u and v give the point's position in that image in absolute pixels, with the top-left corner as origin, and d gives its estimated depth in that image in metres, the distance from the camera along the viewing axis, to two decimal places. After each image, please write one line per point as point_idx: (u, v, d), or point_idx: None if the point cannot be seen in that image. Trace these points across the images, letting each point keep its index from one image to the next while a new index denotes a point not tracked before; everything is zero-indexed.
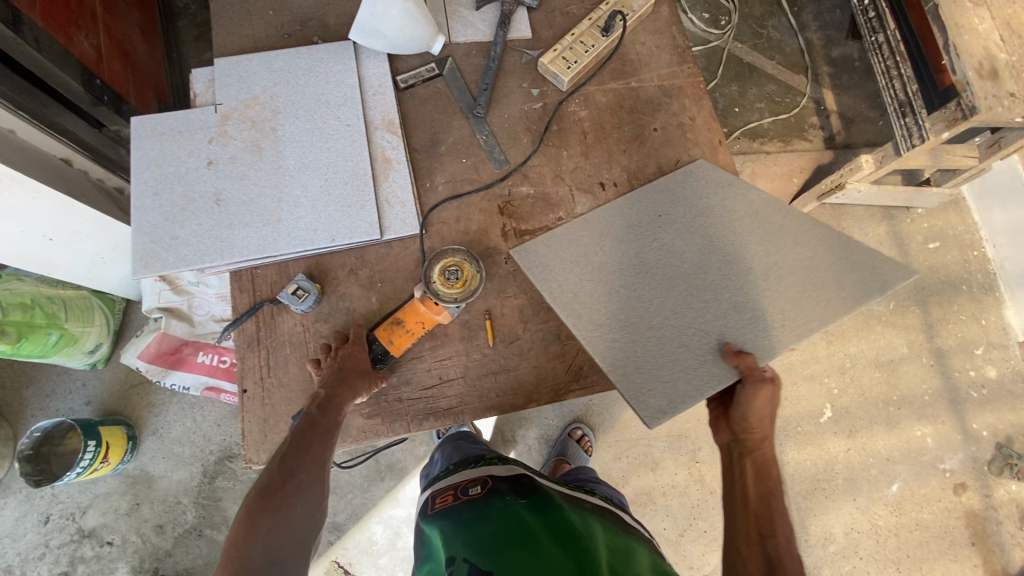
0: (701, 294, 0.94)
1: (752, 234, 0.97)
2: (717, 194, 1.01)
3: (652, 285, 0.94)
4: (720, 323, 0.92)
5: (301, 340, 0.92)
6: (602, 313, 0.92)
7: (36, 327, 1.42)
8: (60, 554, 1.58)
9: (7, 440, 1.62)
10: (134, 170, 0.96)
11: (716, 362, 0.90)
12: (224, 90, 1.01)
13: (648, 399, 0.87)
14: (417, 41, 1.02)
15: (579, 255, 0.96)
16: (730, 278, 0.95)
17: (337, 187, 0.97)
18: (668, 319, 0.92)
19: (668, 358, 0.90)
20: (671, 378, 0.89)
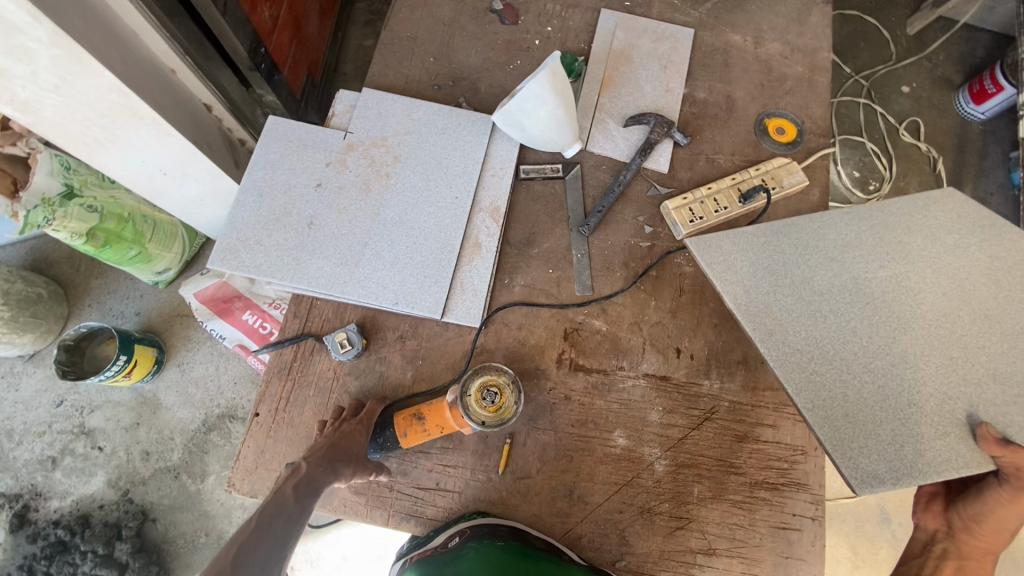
0: (930, 343, 0.84)
1: (1015, 305, 0.85)
2: (968, 233, 0.91)
3: (883, 331, 0.85)
4: (973, 391, 0.81)
5: (327, 387, 0.91)
6: (799, 335, 0.85)
7: (121, 238, 1.52)
8: (56, 440, 1.67)
9: (60, 317, 1.74)
10: (251, 166, 0.99)
11: (964, 439, 0.79)
12: (360, 121, 1.03)
13: (858, 457, 0.78)
14: (557, 140, 1.00)
15: (777, 267, 0.89)
16: (976, 342, 0.83)
17: (420, 253, 0.96)
18: (894, 365, 0.83)
19: (890, 412, 0.80)
20: (889, 437, 0.79)
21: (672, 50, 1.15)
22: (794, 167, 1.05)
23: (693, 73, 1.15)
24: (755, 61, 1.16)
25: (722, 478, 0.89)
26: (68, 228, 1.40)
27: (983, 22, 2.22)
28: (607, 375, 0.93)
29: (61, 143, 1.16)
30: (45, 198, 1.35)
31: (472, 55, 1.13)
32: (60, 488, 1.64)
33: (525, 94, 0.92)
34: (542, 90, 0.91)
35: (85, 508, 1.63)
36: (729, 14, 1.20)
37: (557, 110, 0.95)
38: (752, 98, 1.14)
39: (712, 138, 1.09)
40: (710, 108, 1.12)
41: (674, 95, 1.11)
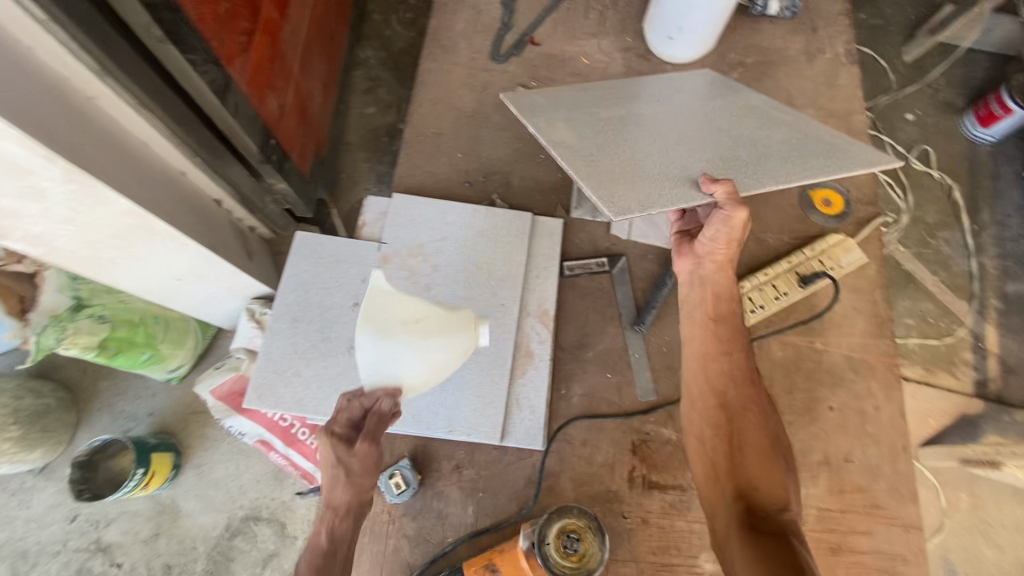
0: (679, 140, 0.85)
1: (743, 123, 0.90)
2: (715, 93, 1.00)
3: (665, 146, 0.83)
4: (693, 161, 0.82)
5: (383, 533, 0.83)
6: (586, 142, 0.82)
7: (133, 344, 1.45)
8: (71, 560, 1.57)
9: (69, 425, 1.65)
10: (283, 289, 0.94)
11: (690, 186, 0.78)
12: (392, 230, 0.98)
13: (618, 197, 0.73)
14: (455, 350, 0.83)
15: (570, 117, 0.86)
16: (717, 146, 0.85)
17: (470, 372, 0.90)
18: (652, 155, 0.82)
19: (632, 166, 0.79)
20: (642, 193, 0.75)
21: None
22: (851, 244, 1.01)
23: None
24: None
25: None
26: (77, 344, 1.33)
27: (980, 43, 2.21)
28: (683, 492, 0.87)
29: (75, 268, 1.10)
30: (53, 317, 1.30)
31: (501, 147, 1.08)
32: None
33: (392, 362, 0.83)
34: (370, 335, 0.80)
35: None
36: (757, 82, 1.17)
37: (418, 325, 0.81)
38: None
39: (759, 216, 1.05)
40: None
41: None
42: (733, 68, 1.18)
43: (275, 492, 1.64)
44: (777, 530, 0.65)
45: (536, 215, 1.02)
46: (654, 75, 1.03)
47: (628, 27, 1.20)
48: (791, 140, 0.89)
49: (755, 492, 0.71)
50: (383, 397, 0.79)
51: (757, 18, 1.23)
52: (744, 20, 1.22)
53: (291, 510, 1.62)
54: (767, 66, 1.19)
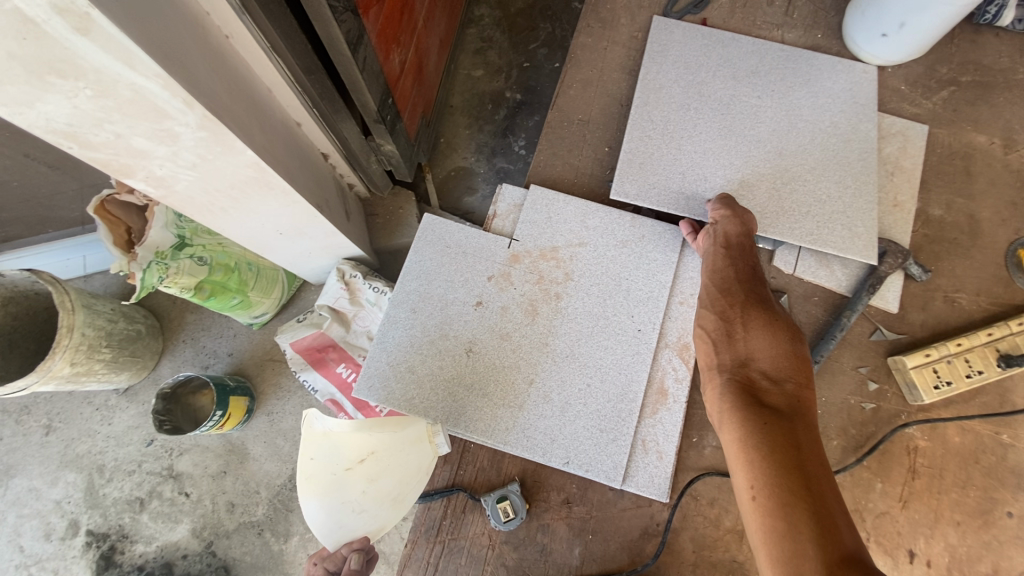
0: (743, 140, 0.91)
1: (819, 144, 0.92)
2: (853, 108, 0.95)
3: (707, 149, 0.91)
4: (716, 170, 0.89)
5: (481, 557, 0.77)
6: (656, 116, 0.93)
7: (226, 289, 1.44)
8: (145, 481, 1.63)
9: (154, 352, 1.69)
10: (404, 274, 0.87)
11: (690, 192, 0.88)
12: (526, 227, 0.88)
13: (625, 175, 0.89)
14: (412, 471, 0.74)
15: (677, 82, 0.96)
16: (748, 163, 0.90)
17: (594, 401, 0.81)
18: (691, 148, 0.91)
19: (667, 151, 0.91)
20: (651, 172, 0.89)
21: (902, 153, 0.94)
22: None
23: (925, 181, 0.94)
24: (1005, 171, 0.94)
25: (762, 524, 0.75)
26: (178, 283, 1.32)
27: None
28: None
29: (187, 211, 1.06)
30: (159, 254, 1.26)
31: None
32: (147, 531, 1.60)
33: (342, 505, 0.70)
34: (315, 500, 0.68)
35: (169, 556, 1.58)
36: (971, 107, 0.98)
37: (366, 463, 0.71)
38: (1001, 220, 0.92)
39: (952, 272, 0.88)
40: (948, 230, 0.91)
41: (905, 211, 0.90)
42: (942, 87, 0.99)
43: None
44: (779, 408, 0.63)
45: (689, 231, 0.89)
46: (822, 56, 1.00)
47: (820, 22, 1.03)
48: (839, 178, 0.89)
49: (754, 360, 0.69)
50: (351, 552, 0.69)
51: (981, 28, 1.02)
52: (964, 30, 1.02)
53: None
54: (985, 88, 0.99)
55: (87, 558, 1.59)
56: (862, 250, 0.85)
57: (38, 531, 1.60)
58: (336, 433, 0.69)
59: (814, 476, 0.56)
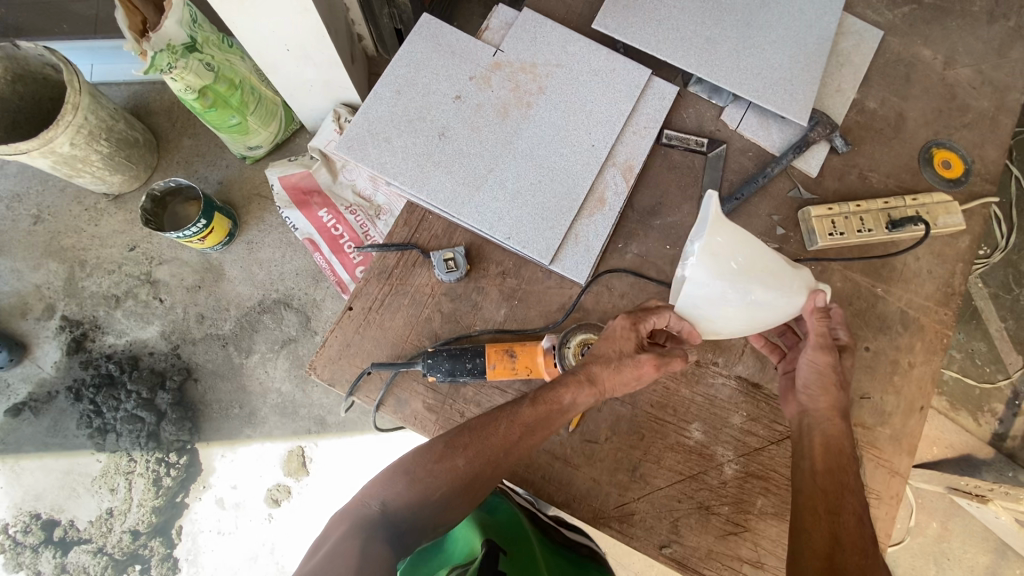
0: (719, 5, 1.01)
1: (784, 23, 1.02)
2: (823, 1, 1.05)
3: (686, 6, 1.01)
4: (688, 25, 1.00)
5: (421, 301, 0.90)
6: None
7: (226, 104, 1.52)
8: (123, 281, 1.74)
9: (148, 167, 1.77)
10: (396, 61, 0.96)
11: (663, 37, 0.99)
12: (512, 42, 0.98)
13: (608, 14, 0.99)
14: (774, 282, 0.77)
15: None
16: (718, 25, 1.00)
17: (542, 194, 0.93)
18: (672, 2, 1.01)
19: (650, 0, 1.00)
20: (633, 15, 0.99)
21: (854, 49, 1.06)
22: (954, 207, 0.97)
23: (869, 78, 1.05)
24: (939, 83, 1.06)
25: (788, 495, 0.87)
26: (184, 80, 1.39)
27: None
28: (697, 367, 0.91)
29: None
30: (170, 45, 1.32)
31: None
32: (119, 326, 1.71)
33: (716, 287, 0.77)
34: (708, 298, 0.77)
35: (136, 351, 1.70)
36: (926, 25, 1.09)
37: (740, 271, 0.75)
38: (925, 122, 1.04)
39: (871, 154, 1.01)
40: (877, 121, 1.03)
41: (843, 97, 1.03)
42: (905, 3, 1.10)
43: (309, 289, 1.76)
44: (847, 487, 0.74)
45: (654, 75, 1.00)
46: None
47: None
48: (795, 54, 1.00)
49: (817, 415, 0.80)
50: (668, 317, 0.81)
51: None
52: None
53: (319, 308, 1.74)
54: (942, 12, 1.10)
55: (60, 340, 1.70)
56: (798, 112, 0.97)
57: (18, 308, 1.71)
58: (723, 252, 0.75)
59: (843, 538, 0.70)
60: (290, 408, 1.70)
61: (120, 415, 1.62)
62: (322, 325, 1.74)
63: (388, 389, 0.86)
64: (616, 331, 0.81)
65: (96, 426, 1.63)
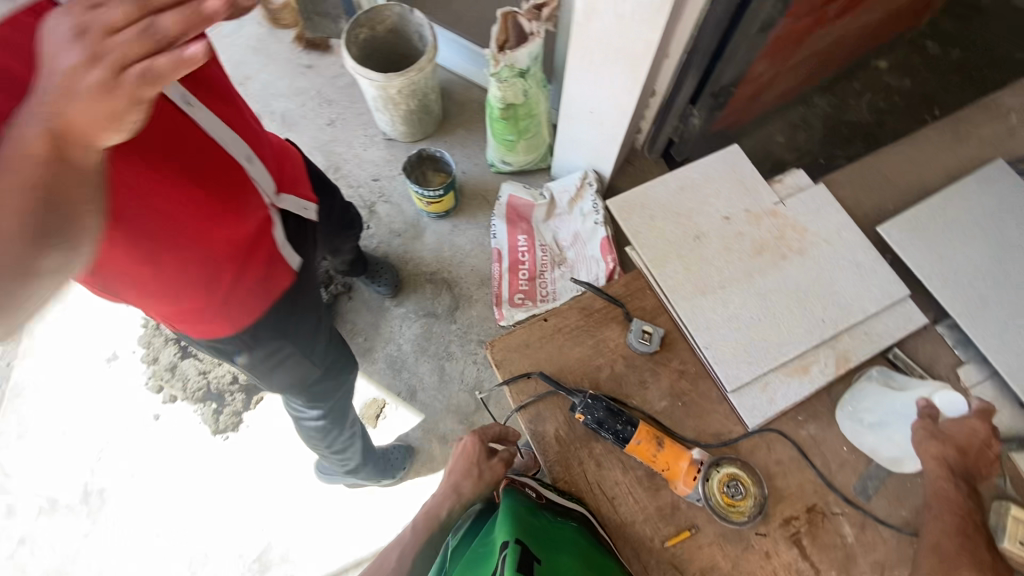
0: (1008, 275, 1.02)
1: None
2: None
3: (972, 260, 1.03)
4: (966, 276, 1.02)
5: (603, 351, 0.98)
6: (952, 211, 1.07)
7: (513, 123, 1.80)
8: (353, 197, 2.07)
9: (425, 132, 2.12)
10: (694, 167, 1.10)
11: (934, 272, 1.02)
12: (798, 202, 1.07)
13: (894, 227, 1.05)
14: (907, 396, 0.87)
15: (990, 205, 1.07)
16: (998, 292, 1.00)
17: (754, 331, 0.98)
18: (961, 249, 1.04)
19: (941, 237, 1.04)
20: (918, 240, 1.04)
21: None
22: None
23: None
24: None
25: None
26: (504, 92, 1.69)
27: None
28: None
29: (573, 45, 1.41)
30: (513, 66, 1.62)
31: None
32: None
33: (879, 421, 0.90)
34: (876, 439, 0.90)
35: None
36: None
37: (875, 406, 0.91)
38: None
39: None
40: None
41: None
42: None
43: (473, 287, 1.94)
44: None
45: (909, 297, 1.02)
46: None
47: None
48: None
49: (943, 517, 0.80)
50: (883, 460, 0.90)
51: None
52: None
53: (470, 306, 1.91)
54: None
55: None
56: None
57: None
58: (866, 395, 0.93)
59: None
60: (397, 366, 1.85)
61: None
62: (463, 320, 1.90)
63: (538, 402, 0.94)
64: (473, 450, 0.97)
65: None
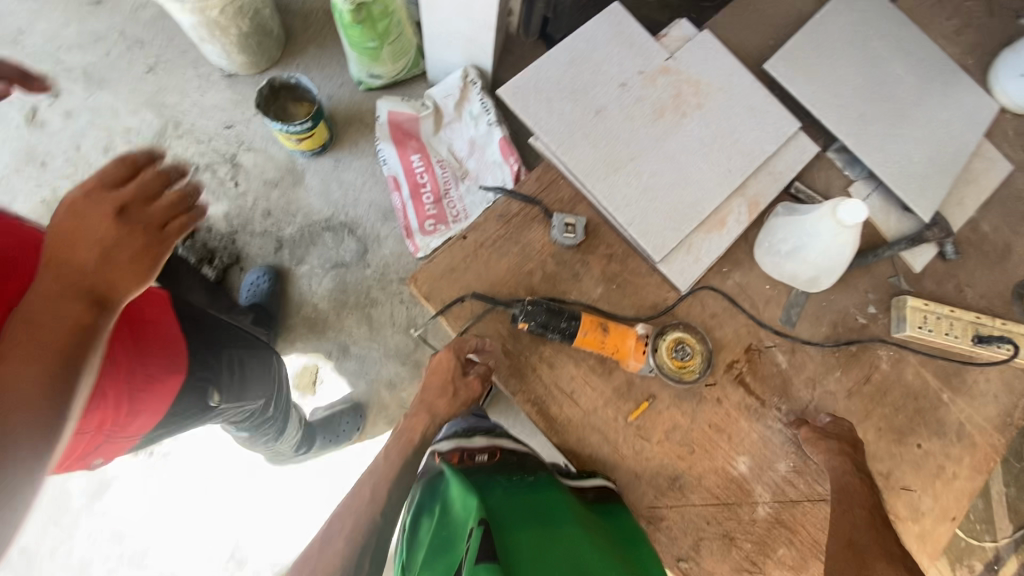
0: (877, 90, 1.07)
1: (929, 127, 1.08)
2: (966, 120, 1.11)
3: (848, 80, 1.07)
4: (846, 96, 1.05)
5: (529, 254, 0.94)
6: (825, 35, 1.08)
7: (372, 27, 1.58)
8: (209, 154, 1.78)
9: (270, 59, 1.82)
10: (578, 34, 1.01)
11: (820, 98, 1.04)
12: (687, 54, 1.03)
13: (778, 62, 1.05)
14: (812, 227, 0.88)
15: (854, 23, 1.10)
16: (872, 108, 1.06)
17: (671, 196, 0.97)
18: (837, 71, 1.07)
19: (819, 64, 1.06)
20: (801, 72, 1.05)
21: (985, 172, 1.10)
22: None
23: (989, 204, 1.10)
24: None
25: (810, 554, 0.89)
26: None
27: None
28: (760, 405, 0.93)
29: None
30: None
31: None
32: None
33: (794, 252, 0.92)
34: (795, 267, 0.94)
35: (197, 222, 1.74)
36: None
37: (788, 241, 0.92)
38: None
39: (973, 270, 1.05)
40: (986, 244, 1.08)
41: (962, 211, 1.07)
42: None
43: (376, 224, 1.79)
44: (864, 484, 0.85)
45: (801, 128, 1.04)
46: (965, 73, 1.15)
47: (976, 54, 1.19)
48: (930, 156, 1.06)
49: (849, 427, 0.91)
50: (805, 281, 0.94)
51: None
52: None
53: (379, 244, 1.78)
54: None
55: None
56: (922, 209, 1.02)
57: (102, 143, 1.75)
58: (781, 229, 0.94)
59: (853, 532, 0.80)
60: (319, 326, 1.72)
61: None
62: (377, 261, 1.77)
63: (477, 324, 0.89)
64: (442, 368, 0.86)
65: None
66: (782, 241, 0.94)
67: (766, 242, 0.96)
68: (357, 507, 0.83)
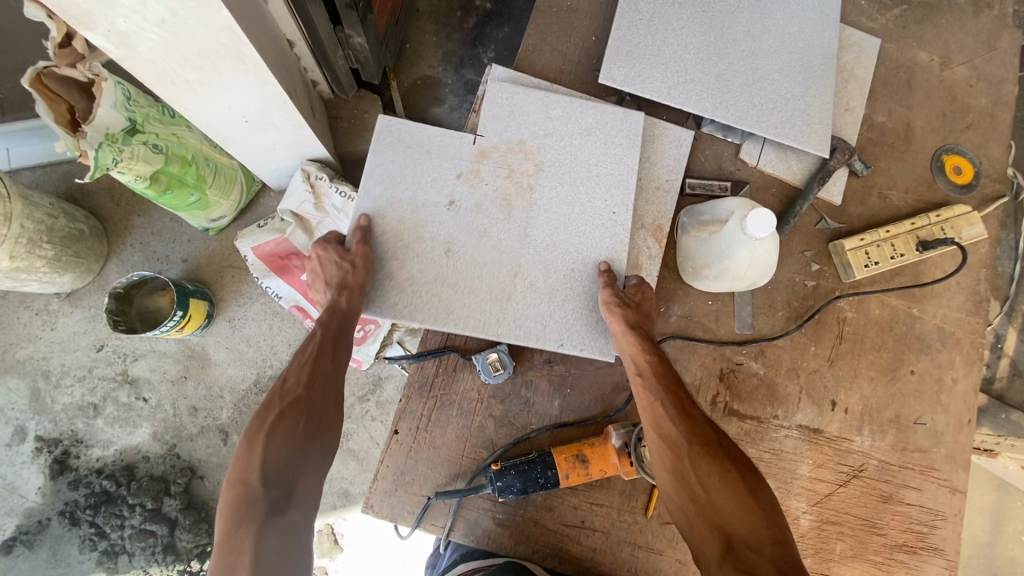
0: (720, 38, 0.96)
1: (787, 47, 0.97)
2: (821, 15, 1.00)
3: (688, 45, 0.96)
4: (693, 65, 0.95)
5: (470, 409, 0.84)
6: (642, 7, 0.96)
7: (183, 184, 1.37)
8: (98, 386, 1.58)
9: (100, 256, 1.59)
10: (366, 183, 0.86)
11: (668, 83, 0.94)
12: (490, 122, 0.90)
13: (611, 65, 0.93)
14: (724, 245, 0.81)
15: None
16: (724, 62, 0.95)
17: (575, 286, 0.87)
18: (672, 41, 0.95)
19: (650, 43, 0.95)
20: (638, 64, 0.94)
21: (857, 62, 1.03)
22: (975, 216, 0.97)
23: (873, 92, 1.04)
24: (939, 86, 1.05)
25: (864, 535, 0.89)
26: (133, 170, 1.23)
27: None
28: (758, 424, 0.90)
29: (149, 82, 1.01)
30: (108, 134, 1.18)
31: None
32: (102, 437, 1.56)
33: (718, 273, 0.84)
34: (725, 284, 0.86)
35: (129, 459, 1.56)
36: (917, 26, 1.07)
37: (709, 264, 0.85)
38: (932, 130, 1.04)
39: (886, 171, 1.00)
40: (887, 135, 1.02)
41: (853, 116, 1.01)
42: (896, 4, 1.07)
43: None
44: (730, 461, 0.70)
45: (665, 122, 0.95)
46: None
47: None
48: (802, 81, 0.97)
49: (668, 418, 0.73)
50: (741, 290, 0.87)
51: None
52: None
53: None
54: (930, 9, 1.08)
55: (39, 464, 1.54)
56: (817, 144, 0.94)
57: None
58: (697, 252, 0.86)
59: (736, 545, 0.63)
60: None
61: (128, 532, 1.50)
62: None
63: (459, 512, 0.81)
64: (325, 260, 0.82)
65: (102, 549, 1.51)
66: (702, 265, 0.86)
67: (688, 270, 0.88)
68: (243, 520, 0.66)
